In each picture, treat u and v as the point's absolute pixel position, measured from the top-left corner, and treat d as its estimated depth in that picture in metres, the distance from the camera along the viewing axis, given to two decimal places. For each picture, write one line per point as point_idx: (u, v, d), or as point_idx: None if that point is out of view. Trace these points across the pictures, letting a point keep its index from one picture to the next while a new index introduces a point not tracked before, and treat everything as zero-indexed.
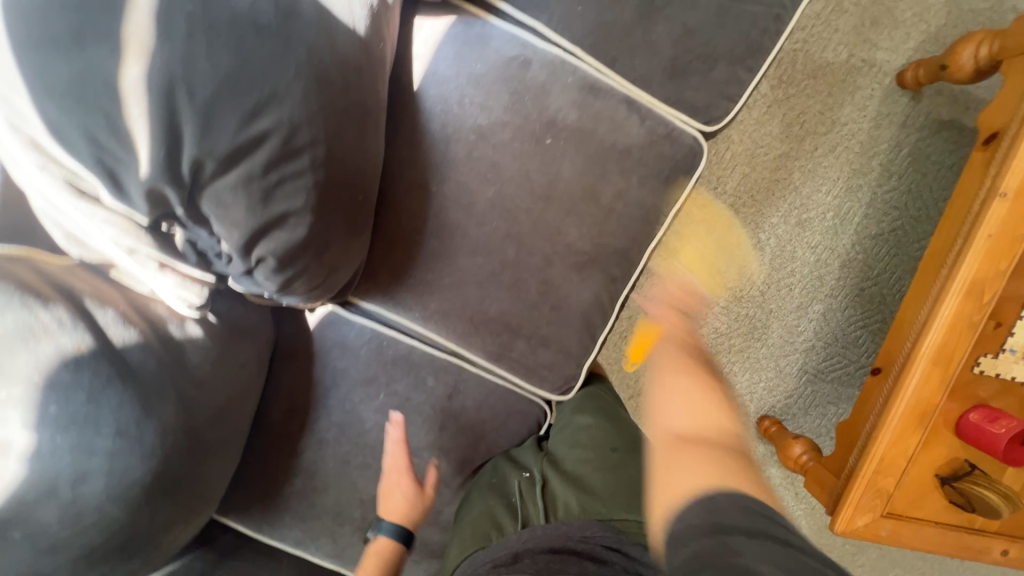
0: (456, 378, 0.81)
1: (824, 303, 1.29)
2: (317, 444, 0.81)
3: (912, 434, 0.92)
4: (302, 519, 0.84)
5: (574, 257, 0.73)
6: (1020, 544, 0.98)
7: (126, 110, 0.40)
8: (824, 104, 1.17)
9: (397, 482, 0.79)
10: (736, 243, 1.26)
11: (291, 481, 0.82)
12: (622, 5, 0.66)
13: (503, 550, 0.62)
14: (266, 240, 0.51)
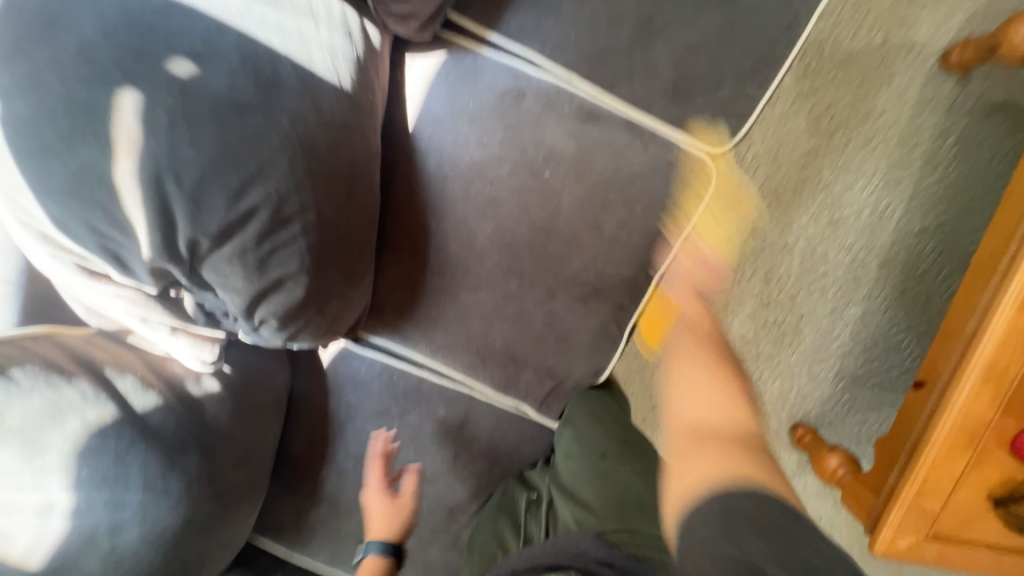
0: (467, 407, 0.82)
1: (862, 305, 1.21)
2: (338, 474, 0.84)
3: (960, 453, 0.86)
4: (328, 543, 0.88)
5: (578, 289, 0.71)
6: None
7: (121, 202, 0.41)
8: (856, 93, 1.08)
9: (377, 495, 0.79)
10: (761, 247, 1.19)
11: (316, 508, 0.86)
12: (618, 27, 0.62)
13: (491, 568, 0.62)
14: (262, 304, 0.53)
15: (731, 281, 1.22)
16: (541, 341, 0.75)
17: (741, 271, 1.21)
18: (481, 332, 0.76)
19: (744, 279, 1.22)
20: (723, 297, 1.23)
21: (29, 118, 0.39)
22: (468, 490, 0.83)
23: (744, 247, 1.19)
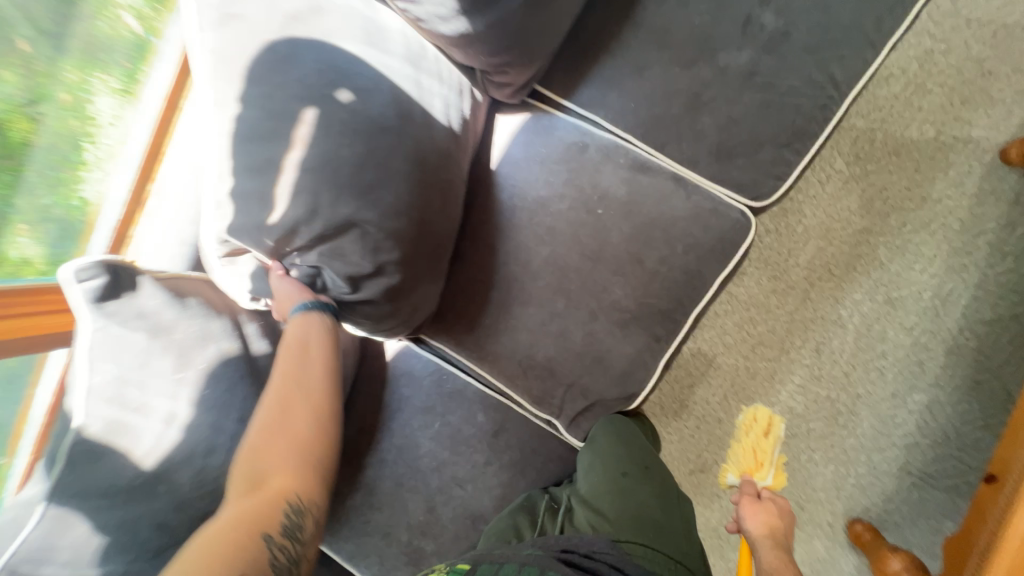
0: (504, 416, 0.88)
1: (927, 393, 1.15)
2: (379, 462, 0.92)
3: None
4: (355, 534, 0.93)
5: (618, 314, 0.79)
6: None
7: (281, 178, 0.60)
8: (910, 180, 1.13)
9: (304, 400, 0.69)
10: (813, 318, 1.19)
11: (353, 495, 0.93)
12: (671, 100, 0.76)
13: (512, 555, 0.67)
14: (362, 287, 0.67)
15: (779, 348, 1.22)
16: (579, 359, 0.82)
17: (790, 340, 1.21)
18: (526, 344, 0.84)
19: (793, 348, 1.21)
20: (770, 364, 1.22)
21: (253, 128, 0.59)
22: (494, 499, 0.88)
23: (794, 316, 1.20)
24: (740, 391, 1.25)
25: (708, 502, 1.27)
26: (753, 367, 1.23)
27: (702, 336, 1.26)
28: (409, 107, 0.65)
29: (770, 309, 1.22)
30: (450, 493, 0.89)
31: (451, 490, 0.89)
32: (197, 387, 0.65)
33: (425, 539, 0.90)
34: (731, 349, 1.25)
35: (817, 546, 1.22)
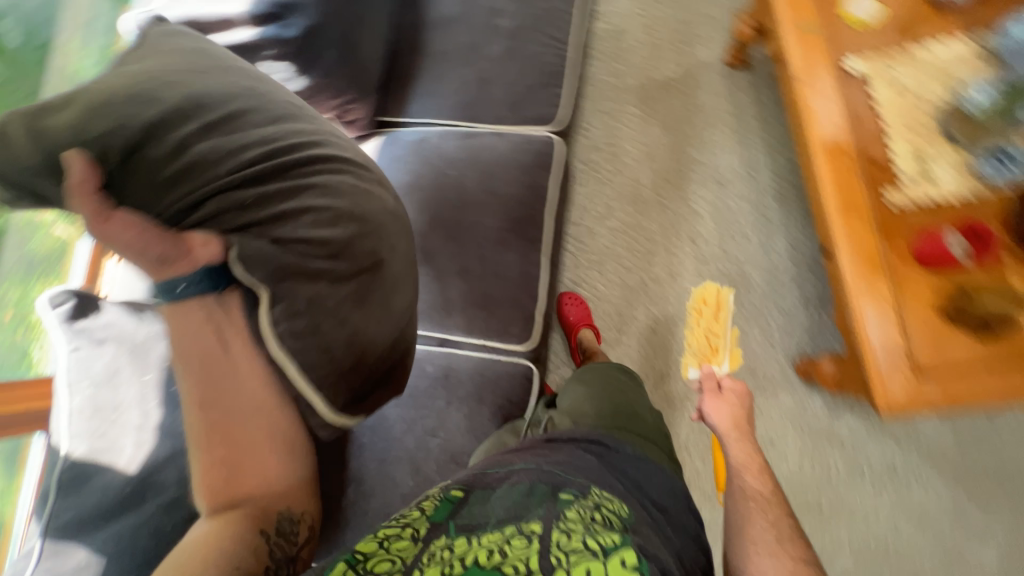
0: (448, 360, 1.01)
1: (784, 234, 1.40)
2: (358, 450, 0.99)
3: (879, 284, 0.96)
4: (359, 531, 0.95)
5: (495, 234, 1.01)
6: None
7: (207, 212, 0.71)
8: (683, 102, 1.52)
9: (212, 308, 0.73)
10: (676, 219, 1.47)
11: (344, 494, 0.97)
12: (467, 87, 1.08)
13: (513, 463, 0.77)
14: (250, 267, 0.72)
15: (666, 252, 1.46)
16: (482, 281, 1.01)
17: (670, 242, 1.46)
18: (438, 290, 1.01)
19: (675, 247, 1.46)
20: (666, 266, 1.45)
21: None
22: (467, 433, 0.97)
23: (662, 223, 1.47)
24: (657, 298, 1.43)
25: (683, 408, 1.35)
26: (655, 274, 1.45)
27: (606, 269, 1.47)
28: (325, 140, 0.80)
29: (644, 226, 1.48)
30: (427, 445, 0.97)
31: (427, 443, 0.97)
32: (163, 392, 0.74)
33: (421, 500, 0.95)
34: (632, 269, 1.47)
35: (786, 398, 1.34)
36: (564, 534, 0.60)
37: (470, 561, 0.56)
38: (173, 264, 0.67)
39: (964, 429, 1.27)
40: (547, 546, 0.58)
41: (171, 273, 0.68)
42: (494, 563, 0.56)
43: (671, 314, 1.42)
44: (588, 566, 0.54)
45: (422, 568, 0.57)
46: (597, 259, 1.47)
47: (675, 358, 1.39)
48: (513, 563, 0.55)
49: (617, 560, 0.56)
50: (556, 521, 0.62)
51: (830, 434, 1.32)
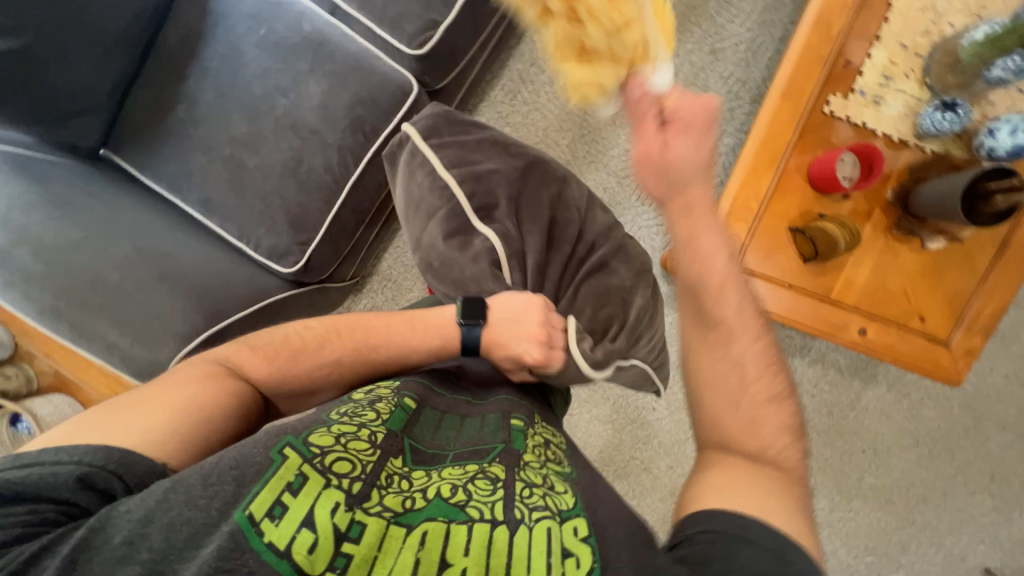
0: (329, 28, 0.92)
1: (734, 137, 1.33)
2: (200, 73, 0.91)
3: (765, 177, 0.95)
4: (176, 151, 0.93)
5: None
6: (873, 311, 0.99)
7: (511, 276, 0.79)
8: None
9: (496, 324, 0.70)
10: None
11: (174, 109, 0.92)
12: None
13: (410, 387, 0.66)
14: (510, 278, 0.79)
15: None
16: None
17: None
18: None
19: None
20: None
21: None
22: (317, 109, 0.91)
23: None
24: (587, 134, 1.34)
25: None
26: (599, 112, 1.34)
27: None
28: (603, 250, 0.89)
29: None
30: (273, 102, 0.91)
31: (272, 100, 0.91)
32: None
33: (247, 153, 0.92)
34: None
35: None
36: (527, 488, 0.52)
37: (433, 493, 0.50)
38: (502, 332, 0.70)
39: None
40: (511, 498, 0.51)
41: (487, 329, 0.70)
42: (458, 498, 0.50)
43: (589, 157, 1.35)
44: (547, 525, 0.48)
45: (382, 490, 0.49)
46: None
47: None
48: (474, 509, 0.49)
49: (572, 530, 0.49)
50: (517, 466, 0.55)
51: None
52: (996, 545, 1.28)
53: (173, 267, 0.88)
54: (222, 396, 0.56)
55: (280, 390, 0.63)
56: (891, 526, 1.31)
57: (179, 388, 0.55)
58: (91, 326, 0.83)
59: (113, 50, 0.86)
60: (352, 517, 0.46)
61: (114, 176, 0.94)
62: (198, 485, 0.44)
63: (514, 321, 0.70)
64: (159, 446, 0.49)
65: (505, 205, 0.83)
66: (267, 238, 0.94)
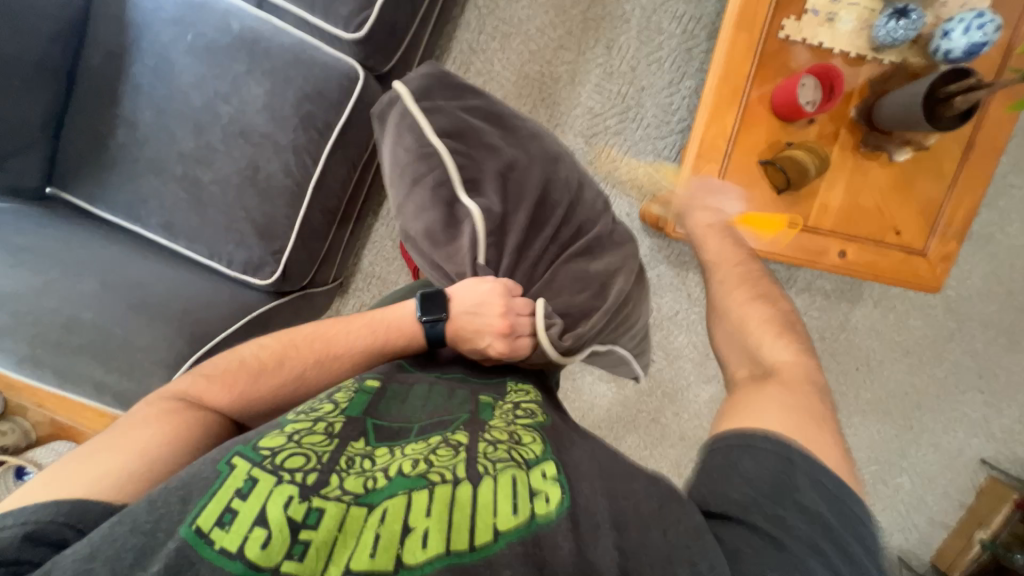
0: (258, 23, 0.87)
1: (696, 78, 1.31)
2: (134, 91, 0.87)
3: (729, 114, 0.94)
4: (126, 177, 0.89)
5: None
6: (849, 234, 1.00)
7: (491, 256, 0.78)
8: None
9: (461, 314, 0.70)
10: (602, 15, 1.29)
11: (113, 133, 0.88)
12: None
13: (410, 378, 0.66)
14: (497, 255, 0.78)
15: (576, 51, 1.30)
16: None
17: (585, 40, 1.30)
18: None
19: (588, 48, 1.30)
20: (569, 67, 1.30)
21: None
22: (263, 111, 0.87)
23: (586, 15, 1.29)
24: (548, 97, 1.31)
25: None
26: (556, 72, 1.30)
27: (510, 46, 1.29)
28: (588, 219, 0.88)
29: (566, 11, 1.29)
30: (215, 111, 0.87)
31: (214, 109, 0.87)
32: None
33: (200, 168, 0.89)
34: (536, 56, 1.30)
35: None
36: (491, 444, 0.51)
37: (393, 469, 0.48)
38: (467, 322, 0.70)
39: None
40: (474, 455, 0.50)
41: (451, 321, 0.70)
42: (419, 469, 0.48)
43: (553, 121, 1.32)
44: (513, 475, 0.48)
45: (341, 474, 0.47)
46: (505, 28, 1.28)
47: None
48: (436, 473, 0.47)
49: (538, 473, 0.49)
50: (481, 431, 0.54)
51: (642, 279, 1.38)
52: (988, 437, 1.35)
53: (147, 298, 0.86)
54: (180, 425, 0.57)
55: (250, 410, 0.63)
56: (888, 434, 1.37)
57: (142, 430, 0.56)
58: (76, 369, 0.82)
59: (35, 80, 0.81)
60: (309, 505, 0.44)
61: (68, 213, 0.91)
62: (144, 512, 0.44)
63: (477, 312, 0.70)
64: (113, 483, 0.50)
65: (491, 180, 0.81)
66: (237, 253, 0.92)
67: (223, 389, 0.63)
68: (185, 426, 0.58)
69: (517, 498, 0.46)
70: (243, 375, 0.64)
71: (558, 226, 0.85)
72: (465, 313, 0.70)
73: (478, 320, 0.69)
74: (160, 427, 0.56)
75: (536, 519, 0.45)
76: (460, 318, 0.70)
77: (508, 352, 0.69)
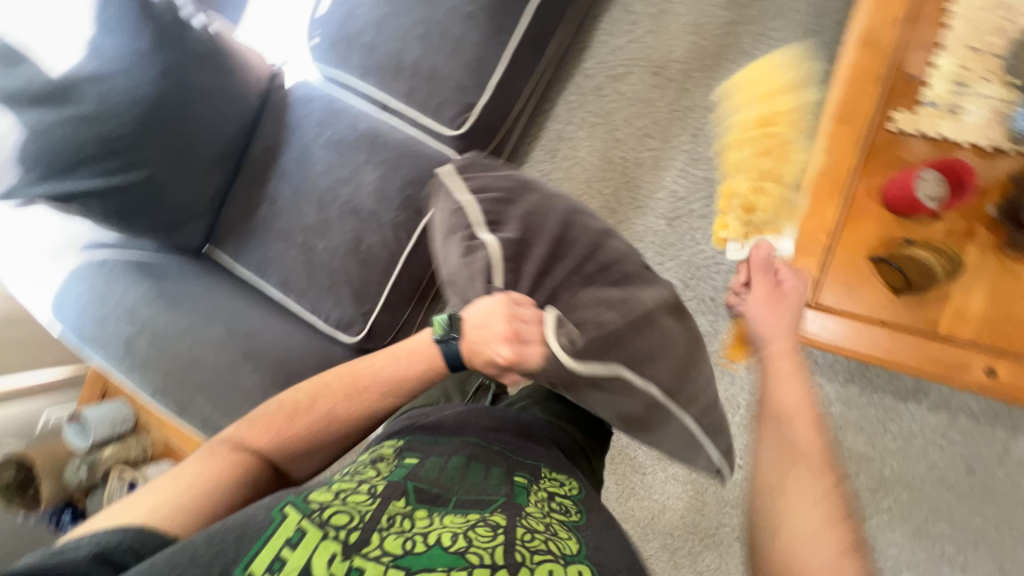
0: (381, 123, 1.04)
1: None
2: (280, 175, 1.07)
3: (831, 206, 0.87)
4: (261, 242, 1.07)
5: (465, 9, 0.96)
6: (997, 349, 0.83)
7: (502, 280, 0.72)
8: None
9: (468, 324, 0.66)
10: (689, 107, 1.32)
11: (259, 208, 1.08)
12: None
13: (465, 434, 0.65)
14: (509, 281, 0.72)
15: (661, 139, 1.33)
16: (438, 53, 0.98)
17: (670, 129, 1.33)
18: (396, 52, 1.00)
19: (673, 137, 1.33)
20: (653, 153, 1.33)
21: None
22: (373, 193, 1.01)
23: (673, 106, 1.33)
24: (630, 180, 1.34)
25: None
26: (640, 157, 1.34)
27: (596, 135, 1.37)
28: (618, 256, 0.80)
29: (652, 103, 1.35)
30: (336, 192, 1.03)
31: (336, 190, 1.03)
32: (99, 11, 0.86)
33: (316, 238, 1.04)
34: (621, 143, 1.36)
35: (702, 321, 1.28)
36: (530, 533, 0.48)
37: (433, 540, 0.46)
38: (474, 338, 0.65)
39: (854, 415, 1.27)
40: (512, 541, 0.47)
41: (460, 337, 0.66)
42: (458, 546, 0.45)
43: (635, 202, 1.34)
44: (549, 570, 0.45)
45: (382, 533, 0.46)
46: (592, 119, 1.37)
47: None
48: (476, 554, 0.44)
49: (575, 570, 0.46)
50: (521, 515, 0.51)
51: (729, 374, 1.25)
52: None
53: (257, 346, 0.99)
54: (229, 469, 0.61)
55: (288, 454, 0.65)
56: None
57: (196, 470, 0.60)
58: (192, 402, 0.94)
59: (213, 166, 1.03)
60: (350, 565, 0.43)
61: (214, 268, 1.11)
62: (202, 545, 0.45)
63: (482, 325, 0.65)
64: (166, 519, 0.54)
65: (514, 222, 0.77)
66: (334, 312, 1.03)
67: (264, 430, 0.65)
68: (231, 468, 0.61)
69: None
70: (276, 419, 0.66)
71: (582, 260, 0.77)
72: (472, 326, 0.65)
73: (485, 334, 0.64)
74: (212, 467, 0.61)
75: None
76: (469, 328, 0.65)
77: (544, 367, 0.65)
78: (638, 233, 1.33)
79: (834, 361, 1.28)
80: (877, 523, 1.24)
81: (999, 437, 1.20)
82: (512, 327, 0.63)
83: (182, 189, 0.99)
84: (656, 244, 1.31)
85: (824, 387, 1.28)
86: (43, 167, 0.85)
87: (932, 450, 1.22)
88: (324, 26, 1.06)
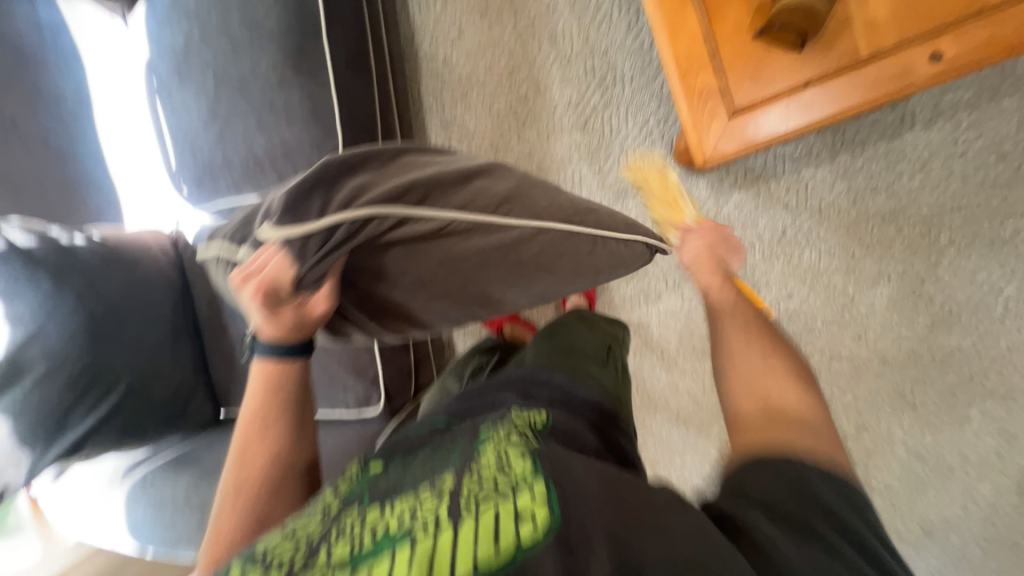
0: None
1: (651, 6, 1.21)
2: (232, 316, 1.10)
3: (689, 17, 0.84)
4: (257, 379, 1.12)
5: (276, 77, 0.96)
6: (929, 30, 0.76)
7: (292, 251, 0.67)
8: None
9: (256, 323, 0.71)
10: (531, 20, 1.28)
11: (236, 353, 1.12)
12: None
13: (461, 404, 0.68)
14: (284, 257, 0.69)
15: (527, 64, 1.30)
16: (281, 130, 0.99)
17: (529, 50, 1.30)
18: (250, 153, 1.02)
19: (536, 55, 1.29)
20: (529, 81, 1.31)
21: None
22: None
23: (518, 30, 1.30)
24: (527, 118, 1.33)
25: None
26: (520, 93, 1.32)
27: (472, 100, 1.35)
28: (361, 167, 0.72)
29: (499, 39, 1.31)
30: None
31: None
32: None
33: None
34: (497, 92, 1.34)
35: None
36: (479, 479, 0.46)
37: (377, 532, 0.43)
38: (266, 324, 0.69)
39: (860, 181, 1.20)
40: (459, 495, 0.45)
41: (263, 337, 0.71)
42: (398, 527, 0.42)
43: (544, 134, 1.32)
44: (500, 508, 0.43)
45: (323, 547, 0.43)
46: (460, 90, 1.36)
47: (556, 178, 1.34)
48: (419, 524, 0.42)
49: (525, 491, 0.44)
50: (470, 465, 0.48)
51: (721, 219, 1.28)
52: None
53: None
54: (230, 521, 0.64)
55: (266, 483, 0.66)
56: None
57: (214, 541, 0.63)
58: None
59: (177, 345, 1.08)
60: None
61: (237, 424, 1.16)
62: None
63: (252, 312, 0.69)
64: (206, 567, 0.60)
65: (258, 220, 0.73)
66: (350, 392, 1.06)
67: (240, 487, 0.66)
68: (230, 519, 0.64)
69: (508, 531, 0.40)
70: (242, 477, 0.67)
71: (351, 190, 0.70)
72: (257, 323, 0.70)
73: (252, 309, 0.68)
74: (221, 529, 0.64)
75: (527, 548, 0.40)
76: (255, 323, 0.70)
77: (303, 265, 0.66)
78: (564, 157, 1.32)
79: (809, 146, 1.21)
80: (946, 261, 1.16)
81: (1010, 109, 1.09)
82: (243, 282, 0.66)
83: (164, 381, 1.04)
84: (586, 155, 1.31)
85: (815, 175, 1.22)
86: (40, 438, 0.90)
87: (954, 162, 1.13)
88: (186, 173, 1.09)
